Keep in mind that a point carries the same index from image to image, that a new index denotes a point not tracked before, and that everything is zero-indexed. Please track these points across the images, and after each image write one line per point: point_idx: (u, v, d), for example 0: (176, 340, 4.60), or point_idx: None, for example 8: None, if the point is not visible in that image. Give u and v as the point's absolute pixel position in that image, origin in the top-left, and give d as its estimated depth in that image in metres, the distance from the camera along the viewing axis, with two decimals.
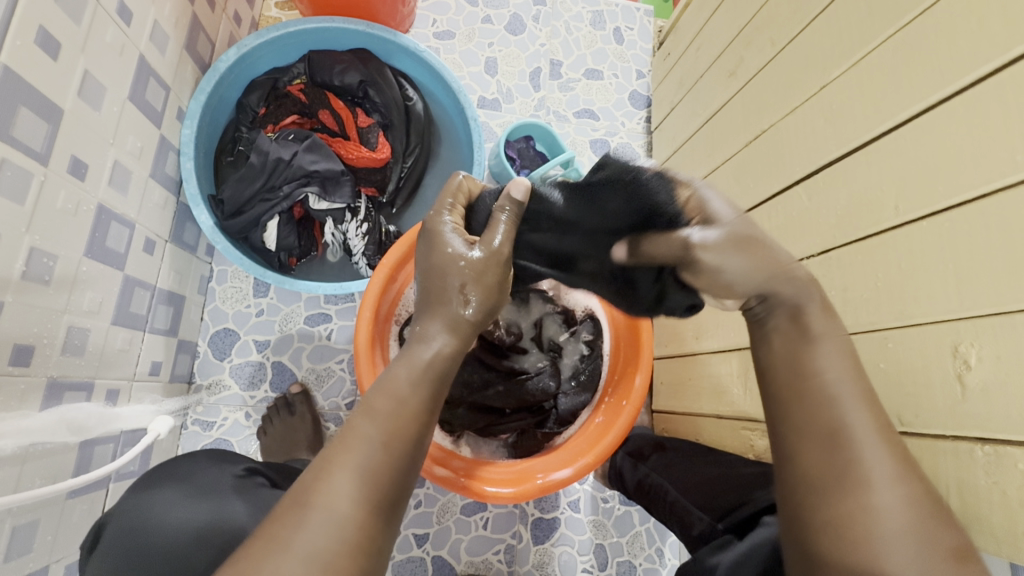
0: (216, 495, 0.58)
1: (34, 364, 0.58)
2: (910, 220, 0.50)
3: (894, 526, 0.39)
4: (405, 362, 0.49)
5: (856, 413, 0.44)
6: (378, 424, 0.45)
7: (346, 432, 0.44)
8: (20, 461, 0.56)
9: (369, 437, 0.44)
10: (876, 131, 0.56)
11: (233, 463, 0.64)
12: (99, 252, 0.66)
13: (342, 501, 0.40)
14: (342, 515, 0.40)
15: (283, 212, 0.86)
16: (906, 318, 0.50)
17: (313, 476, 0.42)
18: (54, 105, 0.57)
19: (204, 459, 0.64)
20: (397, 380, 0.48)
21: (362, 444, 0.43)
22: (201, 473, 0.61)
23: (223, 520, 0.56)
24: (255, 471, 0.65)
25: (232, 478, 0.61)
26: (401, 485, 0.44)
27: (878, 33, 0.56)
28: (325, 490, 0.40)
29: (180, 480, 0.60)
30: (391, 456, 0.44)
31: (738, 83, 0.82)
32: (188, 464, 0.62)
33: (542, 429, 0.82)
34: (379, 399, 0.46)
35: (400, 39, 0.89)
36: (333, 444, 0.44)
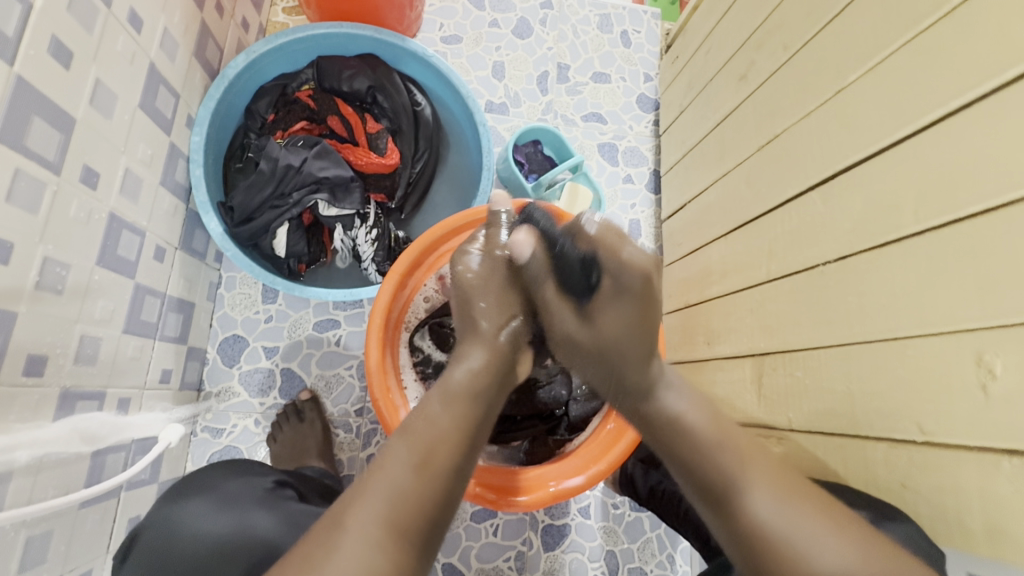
0: (242, 506, 0.58)
1: (47, 373, 0.58)
2: (931, 226, 0.50)
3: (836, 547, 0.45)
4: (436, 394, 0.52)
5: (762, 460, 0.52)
6: (411, 448, 0.47)
7: (382, 456, 0.47)
8: (33, 472, 0.55)
9: (401, 462, 0.46)
10: (893, 137, 0.55)
11: (263, 475, 0.65)
12: (111, 260, 0.66)
13: (372, 522, 0.43)
14: (373, 539, 0.42)
15: (293, 218, 0.86)
16: (929, 327, 0.49)
17: (347, 498, 0.45)
18: (66, 114, 0.57)
19: (227, 470, 0.63)
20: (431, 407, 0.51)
21: (394, 467, 0.46)
22: (229, 484, 0.61)
23: (245, 532, 0.55)
24: (283, 484, 0.65)
25: (261, 491, 0.61)
26: (434, 510, 0.45)
27: (894, 39, 0.56)
28: (357, 512, 0.43)
29: (207, 490, 0.59)
30: (426, 482, 0.46)
31: (749, 87, 0.81)
32: (208, 477, 0.61)
33: (554, 436, 0.83)
34: (415, 424, 0.49)
35: (409, 44, 0.89)
36: (369, 468, 0.47)
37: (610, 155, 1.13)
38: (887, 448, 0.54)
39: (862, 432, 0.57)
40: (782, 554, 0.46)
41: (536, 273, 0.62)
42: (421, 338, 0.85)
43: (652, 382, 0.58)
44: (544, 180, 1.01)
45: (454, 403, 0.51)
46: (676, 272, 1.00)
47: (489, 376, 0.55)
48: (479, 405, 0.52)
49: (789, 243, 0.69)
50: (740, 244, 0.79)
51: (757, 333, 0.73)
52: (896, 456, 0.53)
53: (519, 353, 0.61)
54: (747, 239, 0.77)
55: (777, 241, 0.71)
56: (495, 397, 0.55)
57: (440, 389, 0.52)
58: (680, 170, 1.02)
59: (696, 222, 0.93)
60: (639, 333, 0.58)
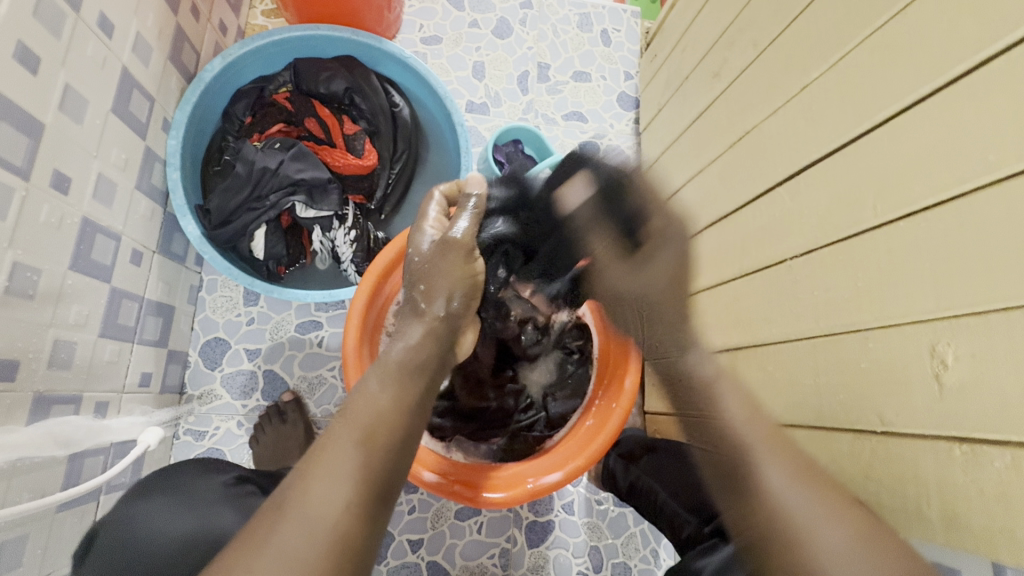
0: (204, 505, 0.58)
1: (19, 378, 0.58)
2: (888, 220, 0.51)
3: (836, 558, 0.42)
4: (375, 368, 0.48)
5: (777, 467, 0.48)
6: (352, 426, 0.43)
7: (322, 439, 0.43)
8: (7, 476, 0.56)
9: (344, 440, 0.42)
10: (855, 132, 0.56)
11: (225, 473, 0.65)
12: (85, 265, 0.67)
13: (319, 505, 0.39)
14: (317, 521, 0.38)
15: (270, 220, 0.86)
16: (887, 319, 0.50)
17: (289, 484, 0.41)
18: (34, 120, 0.57)
19: (193, 469, 0.64)
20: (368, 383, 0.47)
21: (336, 446, 0.42)
22: (188, 483, 0.61)
23: (206, 529, 0.56)
24: (244, 480, 0.65)
25: (222, 489, 0.61)
26: (384, 487, 0.42)
27: (854, 35, 0.57)
28: (300, 494, 0.39)
29: (171, 489, 0.60)
30: (371, 456, 0.42)
31: (722, 84, 0.82)
32: (177, 474, 0.62)
33: (532, 433, 0.84)
34: (354, 404, 0.45)
35: (386, 45, 0.89)
36: (310, 451, 0.43)
37: None
38: (852, 439, 0.55)
39: (829, 424, 0.57)
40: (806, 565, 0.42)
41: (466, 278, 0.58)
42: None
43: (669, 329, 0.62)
44: None
45: (393, 379, 0.48)
46: None
47: (429, 353, 0.51)
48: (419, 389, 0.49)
49: (759, 238, 0.69)
50: (715, 240, 0.80)
51: (732, 328, 0.74)
52: (861, 447, 0.53)
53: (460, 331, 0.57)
54: (721, 235, 0.78)
55: (749, 237, 0.72)
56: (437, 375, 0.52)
57: (378, 368, 0.49)
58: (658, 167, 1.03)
59: None
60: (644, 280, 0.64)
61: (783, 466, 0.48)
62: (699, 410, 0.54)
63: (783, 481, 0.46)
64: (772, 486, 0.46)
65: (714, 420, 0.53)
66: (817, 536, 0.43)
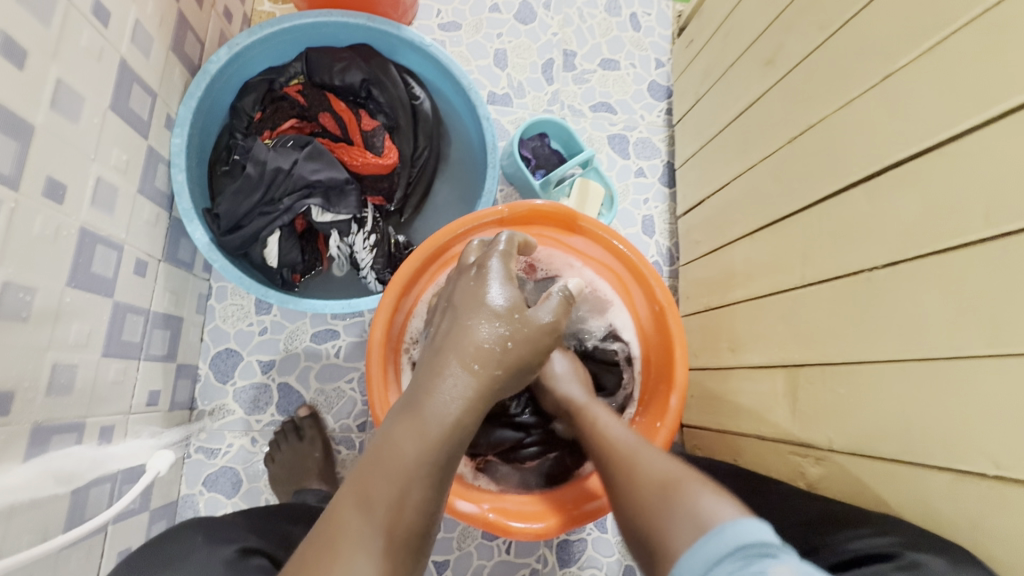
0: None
1: (15, 410, 0.52)
2: (1005, 231, 0.44)
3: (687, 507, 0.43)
4: (411, 434, 0.42)
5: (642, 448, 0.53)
6: (375, 516, 0.38)
7: (336, 527, 0.38)
8: (4, 519, 0.50)
9: (365, 535, 0.37)
10: (959, 126, 0.48)
11: (227, 543, 0.55)
12: (84, 279, 0.61)
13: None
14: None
15: (284, 225, 0.79)
16: (1002, 346, 0.44)
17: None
18: (22, 120, 0.51)
19: (195, 539, 0.55)
20: (402, 456, 0.41)
21: (349, 545, 0.37)
22: (185, 562, 0.51)
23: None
24: (251, 552, 0.55)
25: (223, 565, 0.51)
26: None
27: (957, 14, 0.49)
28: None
29: (162, 571, 0.51)
30: (389, 559, 0.37)
31: (778, 72, 0.74)
32: (174, 547, 0.53)
33: (573, 455, 0.75)
34: (375, 481, 0.40)
35: (405, 32, 0.82)
36: (320, 539, 0.38)
37: (621, 148, 1.06)
38: (949, 480, 0.48)
39: (919, 459, 0.51)
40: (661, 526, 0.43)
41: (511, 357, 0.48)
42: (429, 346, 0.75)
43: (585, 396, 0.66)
44: (552, 178, 0.94)
45: (428, 452, 0.41)
46: (696, 272, 0.94)
47: (477, 417, 0.45)
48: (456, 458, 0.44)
49: (828, 245, 0.63)
50: (769, 245, 0.73)
51: (791, 342, 0.67)
52: (963, 490, 0.46)
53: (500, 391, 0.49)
54: (777, 239, 0.71)
55: (814, 242, 0.65)
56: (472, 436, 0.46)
57: (416, 430, 0.42)
58: (696, 163, 0.96)
59: (717, 219, 0.87)
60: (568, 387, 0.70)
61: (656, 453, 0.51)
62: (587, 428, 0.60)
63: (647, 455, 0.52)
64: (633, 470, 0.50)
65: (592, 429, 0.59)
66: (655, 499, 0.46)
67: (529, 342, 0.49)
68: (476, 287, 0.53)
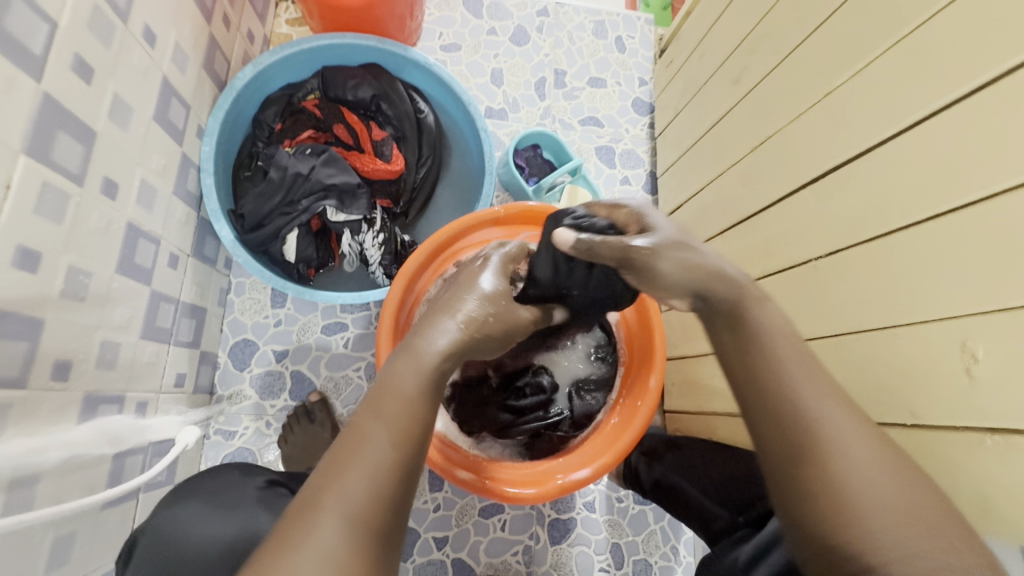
0: (243, 509, 0.59)
1: (72, 378, 0.60)
2: (916, 222, 0.53)
3: (879, 506, 0.42)
4: (407, 363, 0.50)
5: (827, 408, 0.47)
6: (385, 424, 0.47)
7: (353, 433, 0.46)
8: (62, 473, 0.57)
9: (376, 437, 0.46)
10: (883, 135, 0.58)
11: (257, 475, 0.65)
12: (129, 268, 0.69)
13: (351, 500, 0.43)
14: (353, 510, 0.42)
15: (302, 225, 0.88)
16: (916, 316, 0.52)
17: (323, 474, 0.44)
18: (88, 128, 0.59)
19: (232, 472, 0.64)
20: (403, 385, 0.49)
21: (365, 446, 0.45)
22: (224, 486, 0.62)
23: (246, 535, 0.56)
24: (277, 483, 0.66)
25: (256, 491, 0.62)
26: (410, 473, 0.46)
27: (878, 44, 0.59)
28: (334, 491, 0.43)
29: (207, 494, 0.60)
30: (399, 458, 0.46)
31: (743, 90, 0.84)
32: (212, 480, 0.63)
33: (557, 432, 0.84)
34: (385, 401, 0.48)
35: (411, 53, 0.91)
36: (340, 443, 0.46)
37: (607, 158, 1.16)
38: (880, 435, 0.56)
39: None
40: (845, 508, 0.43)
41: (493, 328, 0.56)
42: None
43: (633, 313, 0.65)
44: (545, 183, 1.04)
45: (425, 381, 0.50)
46: None
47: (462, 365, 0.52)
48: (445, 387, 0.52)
49: (784, 240, 0.72)
50: (737, 242, 0.82)
51: None
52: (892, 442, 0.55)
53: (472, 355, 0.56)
54: (744, 237, 0.80)
55: (773, 239, 0.74)
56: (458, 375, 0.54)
57: (414, 367, 0.50)
58: (676, 171, 1.05)
59: (694, 221, 0.96)
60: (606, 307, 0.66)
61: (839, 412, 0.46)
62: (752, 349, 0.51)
63: (822, 411, 0.46)
64: (827, 441, 0.45)
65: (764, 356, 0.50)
66: (848, 474, 0.43)
67: (506, 328, 0.58)
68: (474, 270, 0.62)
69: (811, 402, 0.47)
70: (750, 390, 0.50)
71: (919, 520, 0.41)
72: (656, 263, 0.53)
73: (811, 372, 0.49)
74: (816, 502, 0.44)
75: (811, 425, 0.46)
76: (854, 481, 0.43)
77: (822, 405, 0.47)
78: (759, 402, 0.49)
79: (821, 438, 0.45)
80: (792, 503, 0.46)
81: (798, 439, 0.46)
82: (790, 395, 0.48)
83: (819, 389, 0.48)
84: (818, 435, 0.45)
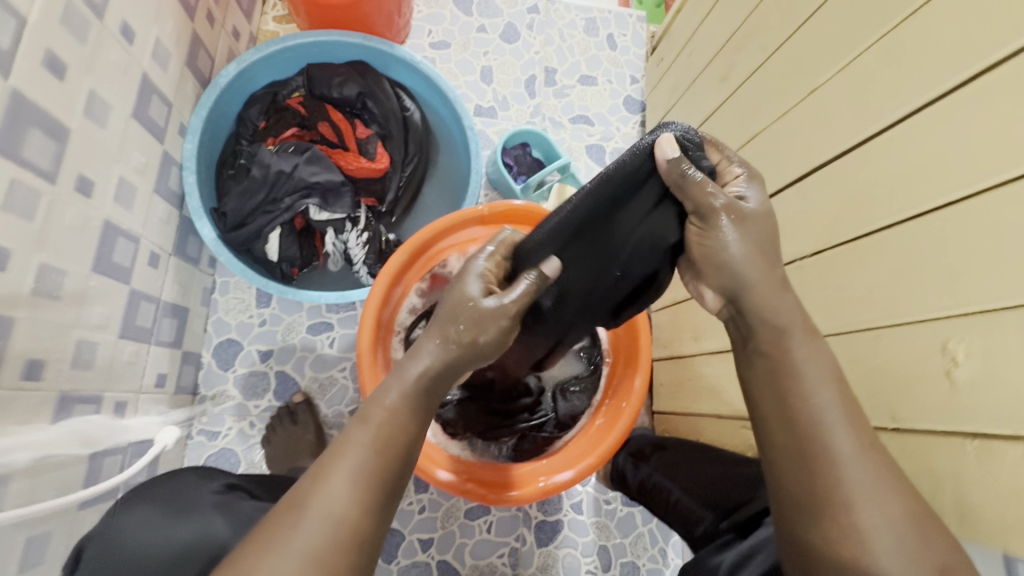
0: (198, 513, 0.58)
1: (45, 378, 0.59)
2: (898, 221, 0.52)
3: (883, 543, 0.41)
4: (394, 380, 0.50)
5: (843, 434, 0.45)
6: (370, 432, 0.48)
7: (341, 440, 0.47)
8: (33, 474, 0.57)
9: (361, 444, 0.47)
10: (865, 133, 0.57)
11: (215, 479, 0.65)
12: (107, 267, 0.68)
13: (334, 504, 0.43)
14: (336, 514, 0.43)
15: (285, 223, 0.87)
16: (898, 318, 0.51)
17: (307, 480, 0.45)
18: (62, 125, 0.58)
19: (189, 475, 0.64)
20: (388, 394, 0.50)
21: (352, 450, 0.47)
22: (179, 490, 0.61)
23: (200, 539, 0.56)
24: (234, 487, 0.65)
25: (212, 495, 0.61)
26: (393, 483, 0.47)
27: (863, 40, 0.58)
28: (318, 494, 0.44)
29: (161, 497, 0.60)
30: (383, 462, 0.47)
31: (731, 87, 0.83)
32: (173, 481, 0.62)
33: (541, 434, 0.83)
34: (372, 411, 0.49)
35: (397, 50, 0.90)
36: (328, 451, 0.47)
37: (598, 157, 1.15)
38: None
39: None
40: (849, 537, 0.42)
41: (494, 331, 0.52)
42: (413, 327, 0.83)
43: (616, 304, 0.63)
44: (532, 182, 1.02)
45: (411, 395, 0.50)
46: None
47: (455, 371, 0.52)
48: (436, 401, 0.52)
49: None
50: None
51: None
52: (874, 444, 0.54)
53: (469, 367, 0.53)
54: None
55: None
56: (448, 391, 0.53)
57: (398, 379, 0.50)
58: None
59: None
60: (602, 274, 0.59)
61: (852, 434, 0.45)
62: (771, 371, 0.49)
63: (850, 443, 0.44)
64: (850, 475, 0.43)
65: (785, 377, 0.48)
66: (865, 510, 0.42)
67: (495, 337, 0.52)
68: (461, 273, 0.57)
69: (833, 427, 0.45)
70: (775, 412, 0.48)
71: (921, 549, 0.41)
72: (725, 242, 0.51)
73: (847, 399, 0.46)
74: (823, 531, 0.43)
75: (835, 457, 0.44)
76: (868, 520, 0.42)
77: (851, 435, 0.45)
78: (784, 428, 0.47)
79: (843, 471, 0.43)
80: (788, 523, 0.46)
81: (821, 470, 0.44)
82: (821, 424, 0.45)
83: (850, 418, 0.45)
84: (833, 467, 0.44)
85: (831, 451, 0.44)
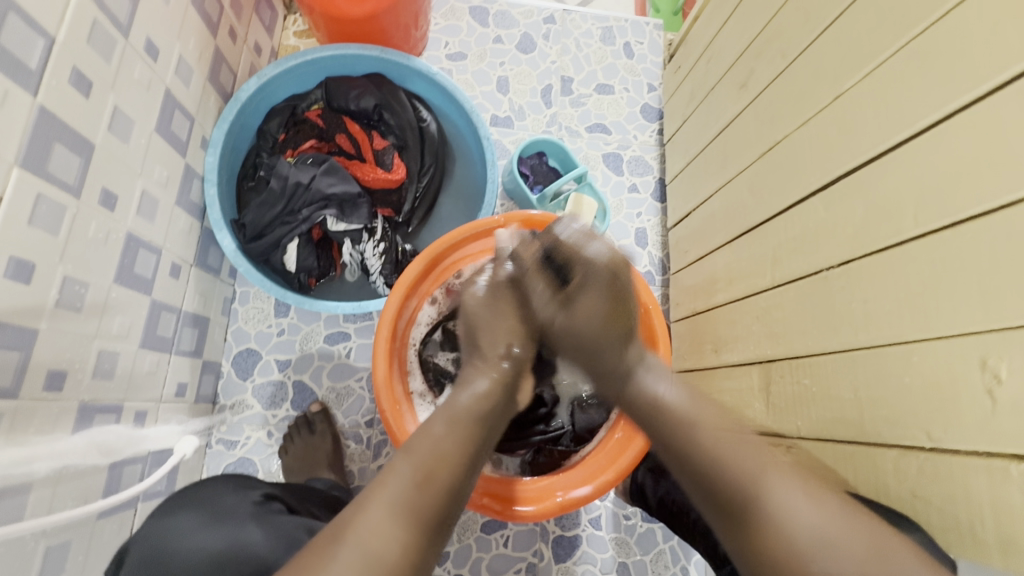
0: (232, 520, 0.58)
1: (67, 388, 0.60)
2: (931, 231, 0.49)
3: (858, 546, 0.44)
4: (439, 418, 0.53)
5: (741, 449, 0.51)
6: (414, 465, 0.48)
7: (384, 472, 0.48)
8: (53, 483, 0.58)
9: (403, 477, 0.47)
10: (891, 140, 0.55)
11: (253, 488, 0.64)
12: (128, 278, 0.69)
13: (372, 535, 0.43)
14: (372, 549, 0.43)
15: (302, 234, 0.88)
16: (932, 331, 0.49)
17: (351, 511, 0.46)
18: (85, 140, 0.60)
19: (225, 484, 0.63)
20: (432, 427, 0.52)
21: (395, 481, 0.47)
22: (217, 497, 0.61)
23: (237, 545, 0.56)
24: (273, 497, 0.64)
25: (251, 504, 0.60)
26: (435, 525, 0.46)
27: (889, 43, 0.56)
28: (358, 525, 0.44)
29: (200, 504, 0.59)
30: (427, 496, 0.47)
31: (750, 94, 0.81)
32: (207, 489, 0.62)
33: (558, 447, 0.83)
34: (416, 442, 0.51)
35: (414, 62, 0.91)
36: (370, 484, 0.48)
37: (615, 165, 1.14)
38: (897, 455, 0.53)
39: (870, 440, 0.56)
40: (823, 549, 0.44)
41: (501, 342, 0.62)
42: (430, 335, 0.84)
43: (630, 364, 0.61)
44: (548, 192, 1.02)
45: (456, 426, 0.52)
46: (684, 279, 1.00)
47: (487, 413, 0.55)
48: (477, 440, 0.53)
49: (793, 250, 0.68)
50: (746, 250, 0.79)
51: (764, 340, 0.73)
52: (906, 463, 0.52)
53: (519, 378, 0.62)
54: (753, 245, 0.77)
55: (780, 248, 0.71)
56: (495, 426, 0.56)
57: (444, 412, 0.54)
58: (684, 178, 1.03)
59: (702, 229, 0.93)
60: (608, 324, 0.62)
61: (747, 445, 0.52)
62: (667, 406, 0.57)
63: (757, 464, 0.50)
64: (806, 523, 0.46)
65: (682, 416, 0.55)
66: (811, 535, 0.45)
67: (488, 359, 0.61)
68: (486, 314, 0.65)
69: (735, 451, 0.51)
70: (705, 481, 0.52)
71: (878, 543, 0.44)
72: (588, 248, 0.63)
73: (760, 451, 0.51)
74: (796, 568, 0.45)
75: (772, 510, 0.47)
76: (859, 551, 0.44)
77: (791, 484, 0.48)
78: (713, 495, 0.51)
79: (785, 506, 0.47)
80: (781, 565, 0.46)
81: (758, 514, 0.48)
82: (750, 471, 0.50)
83: (766, 465, 0.50)
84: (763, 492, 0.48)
85: (742, 459, 0.50)
